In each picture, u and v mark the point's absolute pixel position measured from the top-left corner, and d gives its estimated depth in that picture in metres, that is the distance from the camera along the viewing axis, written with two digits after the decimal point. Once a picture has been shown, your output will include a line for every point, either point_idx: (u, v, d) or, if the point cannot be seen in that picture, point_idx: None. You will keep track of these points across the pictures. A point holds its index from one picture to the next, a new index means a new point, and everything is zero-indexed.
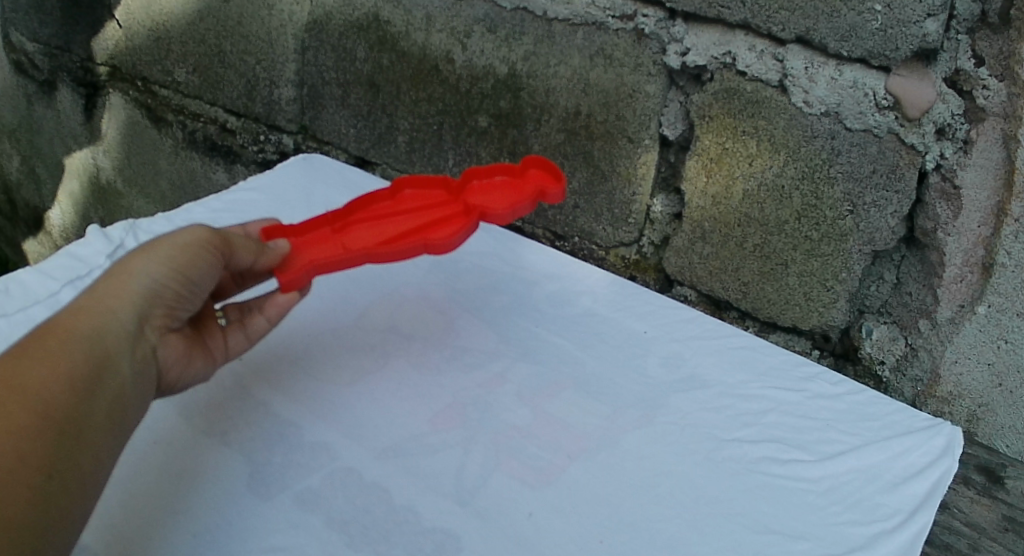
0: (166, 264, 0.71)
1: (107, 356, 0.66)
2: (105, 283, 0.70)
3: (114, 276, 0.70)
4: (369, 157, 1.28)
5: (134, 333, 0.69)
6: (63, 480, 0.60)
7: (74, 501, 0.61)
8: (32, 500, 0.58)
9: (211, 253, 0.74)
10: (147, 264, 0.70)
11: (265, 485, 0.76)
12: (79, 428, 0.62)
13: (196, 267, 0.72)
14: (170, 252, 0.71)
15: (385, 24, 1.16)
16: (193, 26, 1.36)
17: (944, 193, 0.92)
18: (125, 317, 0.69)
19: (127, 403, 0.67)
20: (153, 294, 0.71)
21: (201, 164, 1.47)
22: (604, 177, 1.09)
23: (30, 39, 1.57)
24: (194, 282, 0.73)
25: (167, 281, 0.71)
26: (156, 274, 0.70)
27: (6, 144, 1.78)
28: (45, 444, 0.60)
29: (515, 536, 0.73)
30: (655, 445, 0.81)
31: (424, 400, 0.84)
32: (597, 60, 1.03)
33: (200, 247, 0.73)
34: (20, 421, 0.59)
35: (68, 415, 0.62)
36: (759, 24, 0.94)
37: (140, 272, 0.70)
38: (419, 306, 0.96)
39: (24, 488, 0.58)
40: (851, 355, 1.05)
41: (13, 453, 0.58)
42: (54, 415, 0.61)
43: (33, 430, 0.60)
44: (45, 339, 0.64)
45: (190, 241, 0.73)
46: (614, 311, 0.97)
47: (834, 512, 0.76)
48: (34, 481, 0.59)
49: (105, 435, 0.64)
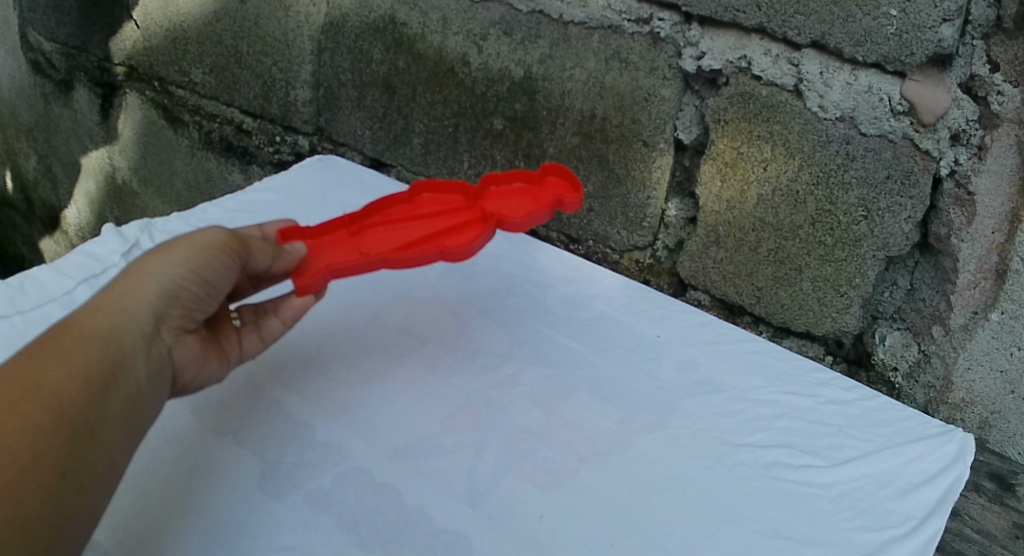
0: (183, 265, 0.71)
1: (123, 356, 0.66)
2: (123, 281, 0.70)
3: (132, 275, 0.70)
4: (384, 159, 1.28)
5: (151, 333, 0.69)
6: (76, 481, 0.61)
7: (86, 501, 0.61)
8: (46, 500, 0.59)
9: (229, 254, 0.74)
10: (165, 264, 0.71)
11: (277, 484, 0.76)
12: (92, 428, 0.63)
13: (213, 268, 0.73)
14: (188, 252, 0.71)
15: (401, 26, 1.17)
16: (209, 27, 1.36)
17: (957, 199, 0.92)
18: (141, 316, 0.69)
19: (142, 404, 0.67)
20: (171, 295, 0.71)
21: (217, 165, 1.47)
22: (619, 181, 1.09)
23: (48, 39, 1.58)
24: (211, 283, 0.73)
25: (185, 282, 0.71)
26: (173, 274, 0.71)
27: (23, 143, 1.79)
28: (59, 444, 0.60)
29: (525, 537, 0.73)
30: (668, 449, 0.81)
31: (437, 402, 0.85)
32: (613, 63, 1.03)
33: (218, 249, 0.73)
34: (35, 420, 0.60)
35: (83, 415, 0.62)
36: (775, 28, 0.94)
37: (158, 272, 0.70)
38: (432, 308, 0.96)
39: (37, 489, 0.59)
40: (864, 361, 1.04)
41: (27, 453, 0.59)
42: (69, 414, 0.61)
43: (48, 429, 0.60)
44: (62, 337, 0.64)
45: (208, 242, 0.73)
46: (627, 314, 0.98)
47: (845, 518, 0.76)
48: (48, 481, 0.59)
49: (119, 436, 0.64)
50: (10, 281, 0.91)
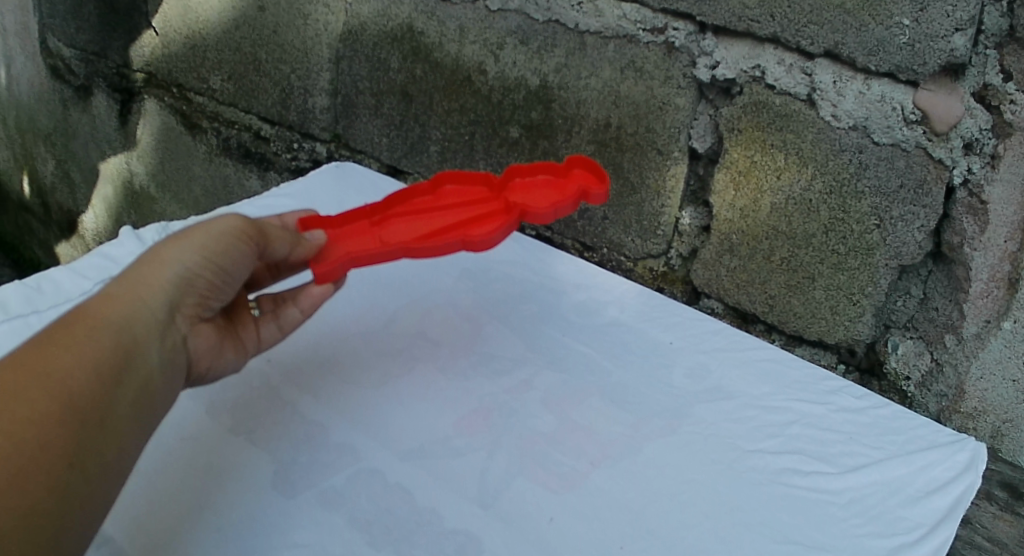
0: (197, 253, 0.71)
1: (135, 345, 0.66)
2: (136, 269, 0.70)
3: (146, 263, 0.70)
4: (401, 166, 1.29)
5: (164, 321, 0.70)
6: (83, 470, 0.61)
7: (97, 491, 0.62)
8: (53, 489, 0.59)
9: (246, 243, 0.74)
10: (180, 251, 0.71)
11: (290, 482, 0.76)
12: (106, 418, 0.63)
13: (228, 256, 0.73)
14: (203, 240, 0.72)
15: (419, 35, 1.18)
16: (228, 34, 1.38)
17: (970, 208, 0.92)
18: (155, 304, 0.69)
19: (154, 392, 0.68)
20: (185, 282, 0.71)
21: (234, 171, 1.48)
22: (633, 190, 1.09)
23: (67, 45, 1.59)
24: (227, 271, 0.74)
25: (199, 269, 0.72)
26: (188, 262, 0.71)
27: (42, 148, 1.81)
28: (68, 434, 0.60)
29: (536, 539, 0.73)
30: (679, 454, 0.82)
31: (451, 404, 0.85)
32: (628, 72, 1.04)
33: (234, 237, 0.73)
34: (43, 407, 0.59)
35: (93, 403, 0.62)
36: (789, 38, 0.94)
37: (173, 260, 0.71)
38: (448, 313, 0.97)
39: (45, 479, 0.58)
40: (876, 370, 1.05)
41: (34, 442, 0.58)
42: (79, 403, 0.61)
43: (56, 418, 0.60)
44: (74, 325, 0.64)
45: (224, 230, 0.73)
46: (641, 321, 0.98)
47: (855, 525, 0.76)
48: (57, 470, 0.59)
49: (128, 425, 0.64)
50: (26, 281, 0.93)
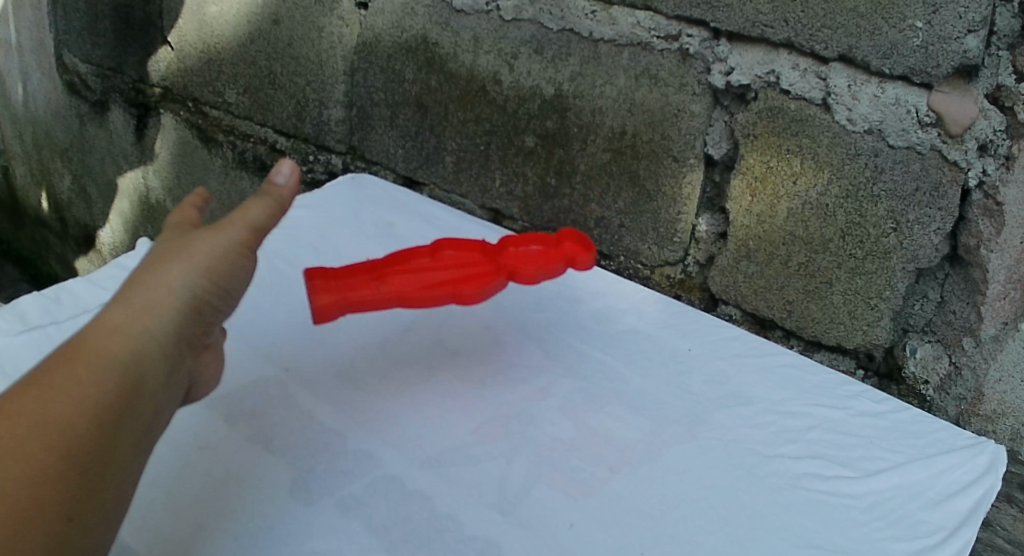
0: (203, 276, 0.70)
1: (141, 376, 0.65)
2: (143, 292, 0.68)
3: (151, 287, 0.68)
4: (416, 177, 1.29)
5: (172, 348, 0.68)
6: (90, 503, 0.61)
7: (101, 526, 0.61)
8: (58, 532, 0.59)
9: (244, 259, 0.73)
10: (185, 276, 0.69)
11: (308, 491, 0.76)
12: (112, 453, 0.62)
13: (229, 274, 0.72)
14: (204, 262, 0.71)
15: (433, 46, 1.19)
16: (243, 48, 1.38)
17: (986, 210, 0.91)
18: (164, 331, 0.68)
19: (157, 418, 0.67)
20: (193, 307, 0.70)
21: (249, 184, 1.49)
22: (650, 197, 1.09)
23: (83, 61, 1.61)
24: (227, 290, 0.73)
25: (205, 292, 0.70)
26: (195, 287, 0.70)
27: (59, 163, 1.82)
28: (74, 475, 0.60)
29: (556, 544, 0.73)
30: (699, 459, 0.82)
31: (468, 414, 0.85)
32: (642, 80, 1.04)
33: (234, 254, 0.72)
34: (46, 451, 0.59)
35: (99, 443, 0.61)
36: (802, 42, 0.94)
37: (178, 285, 0.69)
38: (466, 323, 0.97)
39: (51, 522, 0.58)
40: (895, 375, 1.04)
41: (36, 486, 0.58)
42: (86, 443, 0.61)
43: (63, 460, 0.59)
44: (77, 362, 0.63)
45: (225, 250, 0.72)
46: (659, 329, 0.98)
47: (876, 528, 0.76)
48: (61, 512, 0.59)
49: (132, 457, 0.64)
50: (46, 292, 0.93)
